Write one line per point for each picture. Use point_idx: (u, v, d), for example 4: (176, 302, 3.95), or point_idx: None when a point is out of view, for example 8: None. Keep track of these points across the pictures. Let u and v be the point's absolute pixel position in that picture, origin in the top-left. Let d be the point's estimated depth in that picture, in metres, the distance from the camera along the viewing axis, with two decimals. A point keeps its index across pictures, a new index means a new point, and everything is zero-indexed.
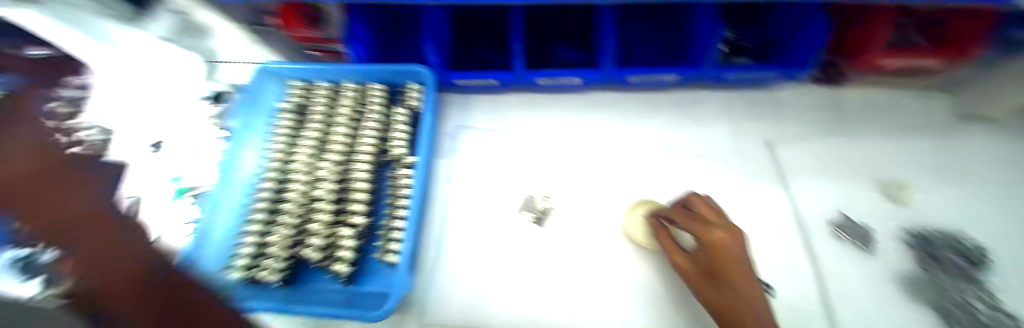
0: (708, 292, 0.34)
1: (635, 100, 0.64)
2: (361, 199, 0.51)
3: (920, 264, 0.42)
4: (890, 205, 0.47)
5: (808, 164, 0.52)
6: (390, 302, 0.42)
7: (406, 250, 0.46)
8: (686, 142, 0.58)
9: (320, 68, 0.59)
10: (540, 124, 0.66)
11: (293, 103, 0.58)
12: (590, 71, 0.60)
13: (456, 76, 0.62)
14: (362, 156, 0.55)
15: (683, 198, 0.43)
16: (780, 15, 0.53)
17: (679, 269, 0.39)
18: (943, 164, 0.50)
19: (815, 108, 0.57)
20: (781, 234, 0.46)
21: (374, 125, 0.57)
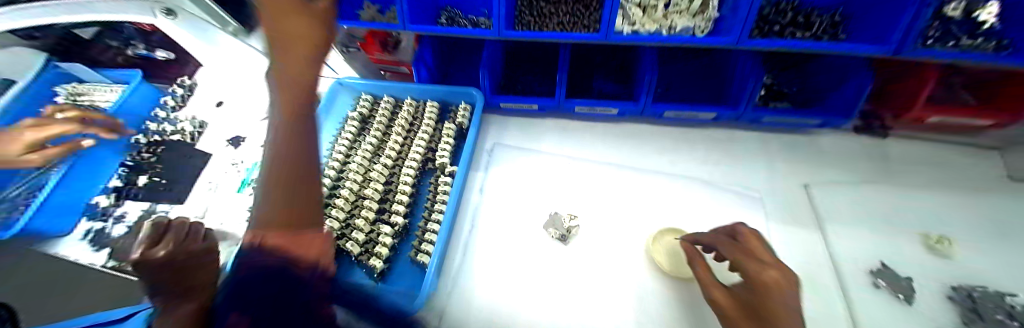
0: None
1: (667, 134, 0.67)
2: (404, 201, 0.55)
3: (962, 318, 0.42)
4: (936, 260, 0.47)
5: (846, 210, 0.53)
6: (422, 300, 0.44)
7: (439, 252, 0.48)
8: (719, 177, 0.60)
9: (381, 84, 0.65)
10: (571, 147, 0.68)
11: (359, 112, 0.64)
12: (627, 103, 0.64)
13: (501, 100, 0.68)
14: (409, 163, 0.58)
15: (733, 229, 0.41)
16: (828, 66, 0.57)
17: (714, 303, 0.36)
18: (986, 223, 0.50)
19: (853, 156, 0.59)
20: (820, 278, 0.46)
21: (425, 136, 0.62)
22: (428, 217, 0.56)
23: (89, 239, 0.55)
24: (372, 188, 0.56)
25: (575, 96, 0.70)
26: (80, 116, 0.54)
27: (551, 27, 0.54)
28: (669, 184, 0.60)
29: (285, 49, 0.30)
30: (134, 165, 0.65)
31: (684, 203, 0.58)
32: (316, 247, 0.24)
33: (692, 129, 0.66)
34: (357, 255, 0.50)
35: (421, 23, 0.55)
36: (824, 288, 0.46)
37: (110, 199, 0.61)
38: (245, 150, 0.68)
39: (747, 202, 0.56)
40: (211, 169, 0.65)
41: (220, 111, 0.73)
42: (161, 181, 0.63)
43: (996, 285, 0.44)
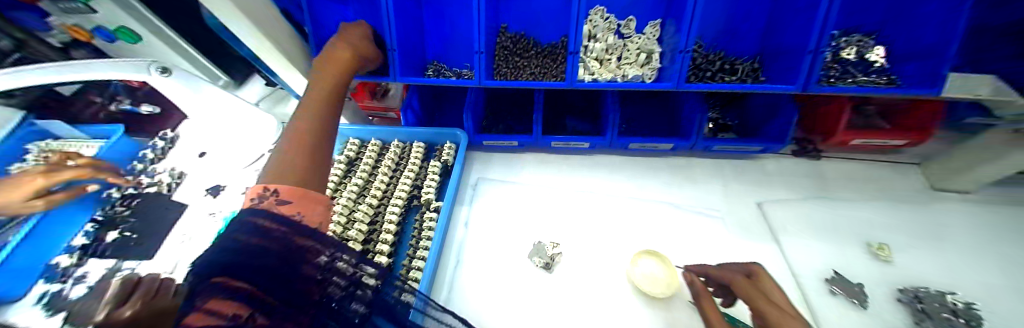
0: None
1: (636, 163, 0.73)
2: (387, 240, 0.55)
3: (913, 318, 0.46)
4: (881, 265, 0.52)
5: (797, 224, 0.58)
6: None
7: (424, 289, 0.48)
8: (685, 199, 0.65)
9: (366, 127, 0.69)
10: (550, 179, 0.73)
11: (345, 155, 0.66)
12: (597, 138, 0.71)
13: (484, 138, 0.73)
14: (395, 201, 0.60)
15: (750, 269, 0.45)
16: (756, 103, 0.68)
17: None
18: (917, 229, 0.57)
19: (798, 174, 0.66)
20: (786, 289, 0.50)
21: (411, 174, 0.64)
22: (412, 254, 0.56)
23: (44, 303, 0.52)
24: (355, 229, 0.56)
25: (551, 133, 0.76)
26: (92, 163, 0.62)
27: (524, 77, 0.62)
28: (642, 210, 0.65)
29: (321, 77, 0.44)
30: (103, 220, 0.62)
31: (657, 227, 0.62)
32: (319, 217, 0.29)
33: (655, 158, 0.73)
34: None
35: (411, 74, 0.61)
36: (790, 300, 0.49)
37: (73, 259, 0.57)
38: (224, 199, 0.67)
39: (712, 222, 0.60)
40: (187, 218, 0.63)
41: (202, 161, 0.73)
42: (132, 236, 0.61)
43: (938, 285, 0.49)
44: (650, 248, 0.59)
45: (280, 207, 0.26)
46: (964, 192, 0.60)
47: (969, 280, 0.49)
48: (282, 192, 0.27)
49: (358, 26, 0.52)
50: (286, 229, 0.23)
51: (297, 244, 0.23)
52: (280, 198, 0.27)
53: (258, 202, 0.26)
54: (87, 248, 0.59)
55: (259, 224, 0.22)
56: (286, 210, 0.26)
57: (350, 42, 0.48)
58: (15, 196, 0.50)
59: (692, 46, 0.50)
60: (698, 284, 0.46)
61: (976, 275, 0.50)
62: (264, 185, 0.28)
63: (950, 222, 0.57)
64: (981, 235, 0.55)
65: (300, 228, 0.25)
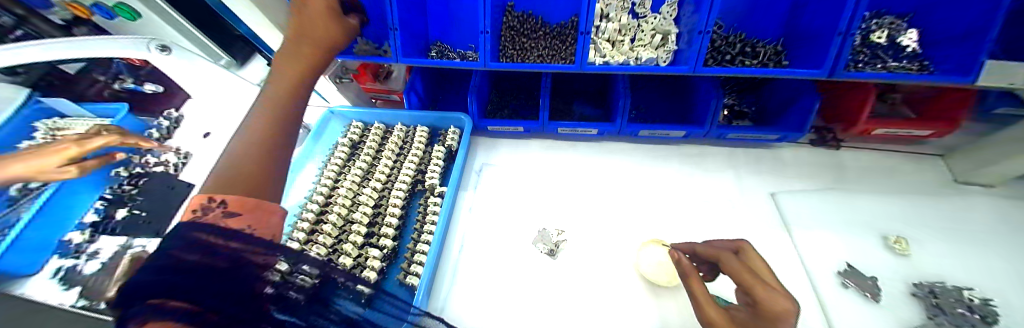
0: None
1: (645, 150, 0.71)
2: (393, 224, 0.56)
3: (926, 313, 0.44)
4: (896, 259, 0.50)
5: (811, 216, 0.57)
6: None
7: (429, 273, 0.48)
8: (694, 188, 0.63)
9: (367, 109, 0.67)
10: (556, 165, 0.72)
11: (349, 138, 0.65)
12: (605, 124, 0.69)
13: (488, 123, 0.71)
14: (399, 185, 0.60)
15: (735, 244, 0.43)
16: (776, 88, 0.65)
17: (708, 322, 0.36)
18: (938, 223, 0.54)
19: (814, 165, 0.64)
20: (795, 281, 0.49)
21: (415, 159, 0.63)
22: (417, 238, 0.56)
23: (59, 277, 0.53)
24: (360, 212, 0.56)
25: (558, 119, 0.74)
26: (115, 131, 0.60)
27: (532, 59, 0.59)
28: (650, 198, 0.64)
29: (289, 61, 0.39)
30: (112, 198, 0.63)
31: (665, 216, 0.61)
32: (271, 228, 0.25)
33: (665, 146, 0.71)
34: None
35: (413, 55, 0.59)
36: (799, 292, 0.48)
37: (84, 236, 0.58)
38: None
39: (722, 212, 0.59)
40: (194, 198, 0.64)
41: (205, 142, 0.72)
42: (141, 214, 0.62)
43: (954, 281, 0.47)
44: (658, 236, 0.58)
45: (228, 220, 0.22)
46: (991, 186, 0.57)
47: (989, 276, 0.48)
48: (228, 201, 0.23)
49: None
50: (237, 245, 0.19)
51: (248, 259, 0.19)
52: (228, 210, 0.22)
53: (199, 214, 0.21)
54: (97, 225, 0.60)
55: (203, 240, 0.18)
56: (230, 226, 0.21)
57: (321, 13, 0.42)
58: (53, 163, 0.50)
59: (712, 26, 0.46)
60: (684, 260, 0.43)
61: (996, 272, 0.48)
62: (207, 194, 0.23)
63: (975, 217, 0.55)
64: (1004, 231, 0.53)
65: (255, 243, 0.21)
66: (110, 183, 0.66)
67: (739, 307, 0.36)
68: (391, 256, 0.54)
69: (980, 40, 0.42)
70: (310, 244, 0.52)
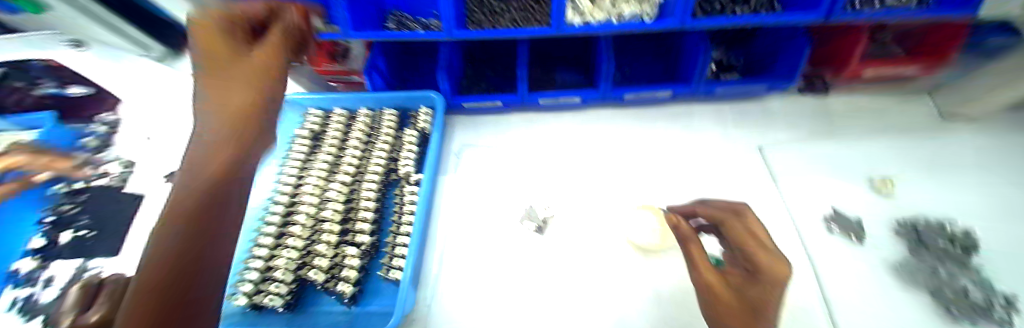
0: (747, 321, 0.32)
1: (631, 115, 0.68)
2: (367, 219, 0.52)
3: (908, 249, 0.45)
4: (880, 201, 0.50)
5: (799, 166, 0.56)
6: (395, 319, 0.41)
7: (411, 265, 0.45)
8: (682, 149, 0.61)
9: (324, 97, 0.61)
10: (539, 139, 0.68)
11: (309, 130, 0.59)
12: (590, 91, 0.64)
13: (464, 100, 0.66)
14: (370, 176, 0.55)
15: (739, 207, 0.44)
16: (764, 35, 0.61)
17: (706, 286, 0.36)
18: (921, 162, 0.55)
19: (801, 114, 0.62)
20: (781, 231, 0.49)
21: (385, 146, 0.58)
22: (396, 230, 0.53)
23: (17, 308, 0.49)
24: (330, 209, 0.52)
25: (539, 89, 0.69)
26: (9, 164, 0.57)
27: (503, 25, 0.53)
28: (637, 164, 0.61)
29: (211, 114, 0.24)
30: (55, 219, 0.57)
31: (654, 181, 0.59)
32: None
33: (652, 108, 0.67)
34: (322, 283, 0.48)
35: (366, 29, 0.51)
36: (787, 241, 0.48)
37: (34, 262, 0.53)
38: None
39: (711, 171, 0.58)
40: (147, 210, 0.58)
41: (149, 147, 0.65)
42: (89, 234, 0.55)
43: (936, 217, 0.48)
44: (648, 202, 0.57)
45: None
46: (979, 121, 0.56)
47: (971, 210, 0.48)
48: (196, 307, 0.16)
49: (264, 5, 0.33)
50: None
51: None
52: None
53: None
54: (44, 250, 0.54)
55: None
56: None
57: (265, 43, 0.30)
58: None
59: None
60: (681, 225, 0.44)
61: (976, 204, 0.48)
62: None
63: (956, 153, 0.55)
64: (986, 164, 0.53)
65: None
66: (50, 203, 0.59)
67: (732, 268, 0.38)
68: (370, 252, 0.51)
69: None
70: (280, 250, 0.50)
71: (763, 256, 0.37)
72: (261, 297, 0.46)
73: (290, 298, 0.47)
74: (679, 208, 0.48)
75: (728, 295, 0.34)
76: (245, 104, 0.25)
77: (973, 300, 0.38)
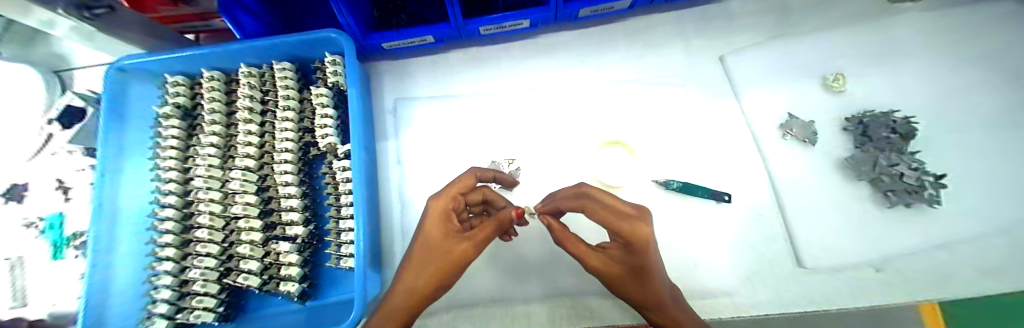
0: (632, 290, 0.28)
1: (586, 36, 0.58)
2: (296, 207, 0.43)
3: (855, 143, 0.45)
4: (833, 98, 0.49)
5: (759, 74, 0.52)
6: (355, 309, 0.35)
7: (360, 248, 0.39)
8: (643, 71, 0.55)
9: (177, 56, 0.43)
10: (485, 79, 0.59)
11: (173, 107, 0.45)
12: (535, 10, 0.52)
13: (381, 40, 0.52)
14: (281, 156, 0.44)
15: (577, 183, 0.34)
16: None
17: (595, 270, 0.30)
18: (879, 50, 0.52)
19: (767, 10, 0.55)
20: (738, 147, 0.48)
21: (289, 115, 0.46)
22: (336, 214, 0.45)
23: None
24: (240, 204, 0.42)
25: (476, 15, 0.55)
26: None
27: None
28: (596, 95, 0.55)
29: (435, 247, 0.29)
30: None
31: (613, 113, 0.54)
32: None
33: (609, 25, 0.57)
34: (259, 287, 0.41)
35: None
36: (739, 157, 0.47)
37: None
38: (32, 203, 0.47)
39: (672, 92, 0.53)
40: (4, 241, 0.47)
41: None
42: None
43: (882, 107, 0.48)
44: (607, 138, 0.52)
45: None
46: None
47: (914, 95, 0.48)
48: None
49: (456, 184, 0.32)
50: None
51: None
52: None
53: None
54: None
55: None
56: None
57: (461, 187, 0.32)
58: None
59: None
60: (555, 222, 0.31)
61: (920, 88, 0.49)
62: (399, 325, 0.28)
63: (919, 30, 0.52)
64: (947, 37, 0.50)
65: None
66: None
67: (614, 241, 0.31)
68: (310, 243, 0.45)
69: None
70: (190, 261, 0.41)
71: (615, 221, 0.28)
72: (186, 315, 0.39)
73: (224, 309, 0.41)
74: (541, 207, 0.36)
75: (616, 272, 0.29)
76: (463, 244, 0.30)
77: (917, 182, 0.40)
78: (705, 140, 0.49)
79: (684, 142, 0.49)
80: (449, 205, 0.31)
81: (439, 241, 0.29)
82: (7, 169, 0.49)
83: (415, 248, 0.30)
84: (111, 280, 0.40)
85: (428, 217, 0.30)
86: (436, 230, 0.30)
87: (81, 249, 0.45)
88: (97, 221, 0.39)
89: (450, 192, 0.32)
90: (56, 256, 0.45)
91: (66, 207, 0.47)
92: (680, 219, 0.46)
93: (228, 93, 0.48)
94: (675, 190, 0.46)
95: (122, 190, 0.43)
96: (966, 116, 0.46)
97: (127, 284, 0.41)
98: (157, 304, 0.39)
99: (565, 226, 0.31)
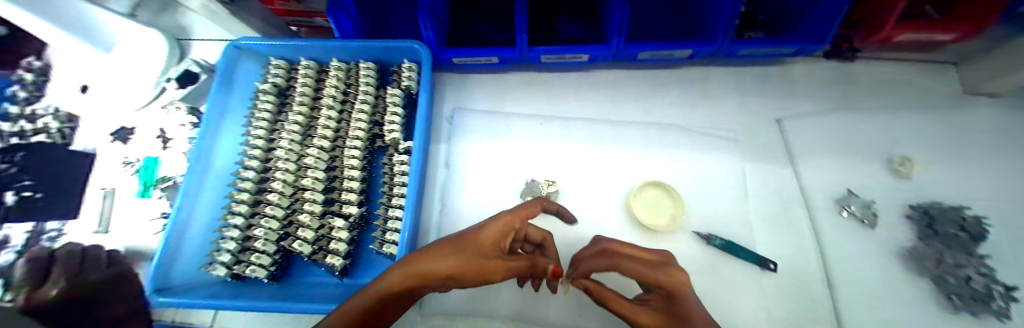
0: None
1: (642, 77, 0.60)
2: (355, 189, 0.46)
3: (918, 234, 0.43)
4: (895, 181, 0.48)
5: (816, 142, 0.51)
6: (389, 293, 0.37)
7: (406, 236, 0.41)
8: (695, 119, 0.56)
9: (285, 45, 0.50)
10: (539, 102, 0.61)
11: (271, 84, 0.51)
12: (598, 47, 0.55)
13: (453, 54, 0.56)
14: (351, 143, 0.48)
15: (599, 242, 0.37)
16: None
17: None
18: (943, 143, 0.51)
19: (827, 82, 0.56)
20: (790, 212, 0.46)
21: (364, 107, 0.50)
22: (387, 202, 0.48)
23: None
24: (310, 177, 0.47)
25: (538, 44, 0.59)
26: None
27: None
28: (644, 134, 0.56)
29: (479, 241, 0.30)
30: None
31: (659, 155, 0.54)
32: None
33: (666, 70, 0.59)
34: (308, 255, 0.44)
35: None
36: (787, 224, 0.45)
37: None
38: (136, 145, 0.55)
39: (724, 145, 0.52)
40: (99, 175, 0.53)
41: (93, 100, 0.58)
42: (30, 196, 0.50)
43: (948, 200, 0.46)
44: (647, 177, 0.52)
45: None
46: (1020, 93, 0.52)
47: (983, 195, 0.46)
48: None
49: (530, 210, 0.35)
50: None
51: None
52: None
53: None
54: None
55: None
56: None
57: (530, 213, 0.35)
58: None
59: None
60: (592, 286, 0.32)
61: (989, 189, 0.47)
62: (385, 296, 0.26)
63: (982, 127, 0.52)
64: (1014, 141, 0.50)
65: None
66: None
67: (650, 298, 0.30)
68: (360, 224, 0.48)
69: None
70: (258, 220, 0.45)
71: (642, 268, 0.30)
72: (242, 267, 0.42)
73: (274, 268, 0.44)
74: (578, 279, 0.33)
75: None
76: (502, 264, 0.30)
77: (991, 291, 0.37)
78: (754, 198, 0.48)
79: (728, 197, 0.49)
80: (517, 225, 0.33)
81: (485, 249, 0.30)
82: (118, 109, 0.56)
83: (468, 235, 0.30)
84: (190, 224, 0.44)
85: (497, 220, 0.32)
86: (493, 235, 0.31)
87: (165, 192, 0.51)
88: (192, 168, 0.44)
89: (522, 213, 0.34)
90: (142, 194, 0.51)
91: (163, 153, 0.54)
92: (716, 276, 0.45)
93: (318, 79, 0.53)
94: (718, 246, 0.46)
95: (217, 147, 0.48)
96: None
97: (201, 231, 0.46)
98: (222, 252, 0.43)
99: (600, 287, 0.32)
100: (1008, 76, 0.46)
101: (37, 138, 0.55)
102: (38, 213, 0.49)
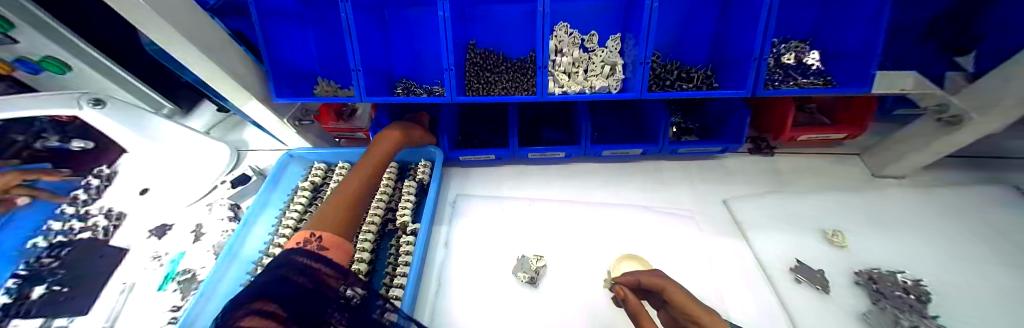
0: None
1: (610, 169, 0.76)
2: (361, 270, 0.50)
3: (870, 298, 0.47)
4: (834, 250, 0.55)
5: (760, 217, 0.62)
6: None
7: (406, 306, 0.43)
8: (658, 201, 0.67)
9: (334, 152, 0.70)
10: (534, 191, 0.72)
11: (310, 181, 0.65)
12: (572, 147, 0.72)
13: (460, 154, 0.73)
14: (367, 227, 0.57)
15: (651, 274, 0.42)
16: (711, 106, 0.74)
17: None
18: (870, 217, 0.61)
19: (753, 172, 0.72)
20: (753, 280, 0.51)
21: (382, 195, 0.63)
22: (389, 282, 0.50)
23: None
24: None
25: (527, 145, 0.76)
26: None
27: (496, 92, 0.58)
28: (619, 213, 0.65)
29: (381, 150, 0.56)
30: (29, 274, 0.53)
31: (635, 231, 0.61)
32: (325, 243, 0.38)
33: (627, 164, 0.76)
34: None
35: (378, 93, 0.58)
36: (760, 293, 0.49)
37: None
38: (170, 238, 0.61)
39: (684, 222, 0.62)
40: (124, 268, 0.56)
41: (150, 198, 0.68)
42: (62, 289, 0.51)
43: (888, 266, 0.52)
44: (624, 251, 0.58)
45: (321, 251, 0.35)
46: (901, 177, 0.69)
47: (919, 259, 0.53)
48: (324, 238, 0.37)
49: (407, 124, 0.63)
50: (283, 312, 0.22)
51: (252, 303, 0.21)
52: (321, 244, 0.36)
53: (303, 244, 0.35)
54: (8, 309, 0.48)
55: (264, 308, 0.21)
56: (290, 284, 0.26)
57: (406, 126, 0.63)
58: None
59: (650, 57, 0.49)
60: (631, 299, 0.40)
61: (920, 253, 0.54)
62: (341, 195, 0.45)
63: (895, 200, 0.65)
64: (921, 211, 0.62)
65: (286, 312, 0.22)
66: (26, 258, 0.55)
67: None
68: None
69: (868, 57, 0.51)
70: None
71: (681, 302, 0.36)
72: None
73: None
74: (619, 277, 0.44)
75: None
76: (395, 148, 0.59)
77: None
78: (719, 269, 0.53)
79: (698, 269, 0.53)
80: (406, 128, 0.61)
81: (372, 164, 0.54)
82: (169, 207, 0.67)
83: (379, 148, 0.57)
84: (207, 302, 0.44)
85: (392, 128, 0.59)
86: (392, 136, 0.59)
87: (182, 283, 0.53)
88: (226, 252, 0.50)
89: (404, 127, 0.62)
90: (161, 287, 0.53)
91: (192, 246, 0.60)
92: None
93: None
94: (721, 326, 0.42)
95: (251, 236, 0.55)
96: (982, 284, 0.48)
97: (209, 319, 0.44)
98: None
99: (638, 303, 0.40)
100: (913, 153, 0.63)
101: (82, 235, 0.61)
102: (51, 309, 0.48)
